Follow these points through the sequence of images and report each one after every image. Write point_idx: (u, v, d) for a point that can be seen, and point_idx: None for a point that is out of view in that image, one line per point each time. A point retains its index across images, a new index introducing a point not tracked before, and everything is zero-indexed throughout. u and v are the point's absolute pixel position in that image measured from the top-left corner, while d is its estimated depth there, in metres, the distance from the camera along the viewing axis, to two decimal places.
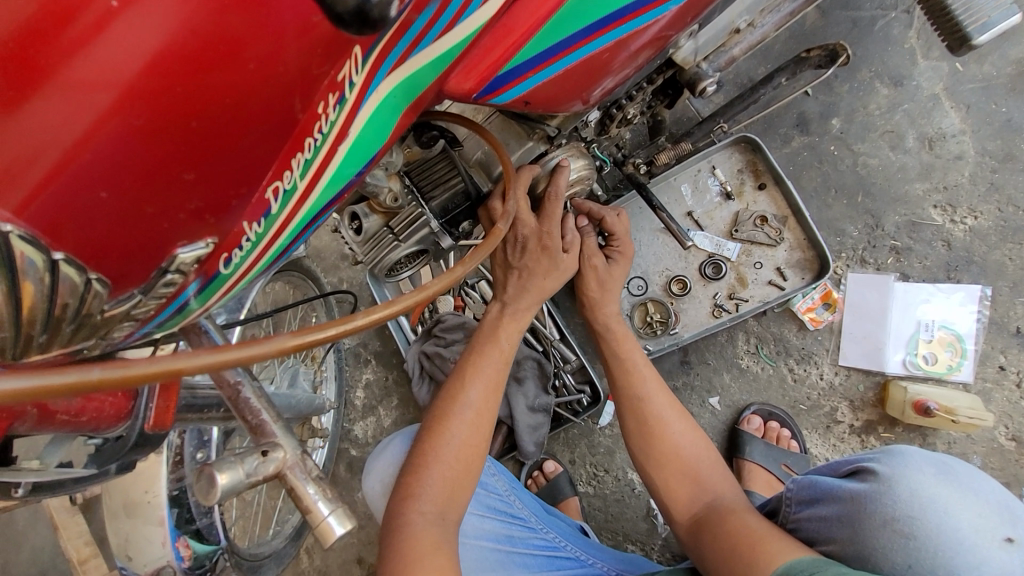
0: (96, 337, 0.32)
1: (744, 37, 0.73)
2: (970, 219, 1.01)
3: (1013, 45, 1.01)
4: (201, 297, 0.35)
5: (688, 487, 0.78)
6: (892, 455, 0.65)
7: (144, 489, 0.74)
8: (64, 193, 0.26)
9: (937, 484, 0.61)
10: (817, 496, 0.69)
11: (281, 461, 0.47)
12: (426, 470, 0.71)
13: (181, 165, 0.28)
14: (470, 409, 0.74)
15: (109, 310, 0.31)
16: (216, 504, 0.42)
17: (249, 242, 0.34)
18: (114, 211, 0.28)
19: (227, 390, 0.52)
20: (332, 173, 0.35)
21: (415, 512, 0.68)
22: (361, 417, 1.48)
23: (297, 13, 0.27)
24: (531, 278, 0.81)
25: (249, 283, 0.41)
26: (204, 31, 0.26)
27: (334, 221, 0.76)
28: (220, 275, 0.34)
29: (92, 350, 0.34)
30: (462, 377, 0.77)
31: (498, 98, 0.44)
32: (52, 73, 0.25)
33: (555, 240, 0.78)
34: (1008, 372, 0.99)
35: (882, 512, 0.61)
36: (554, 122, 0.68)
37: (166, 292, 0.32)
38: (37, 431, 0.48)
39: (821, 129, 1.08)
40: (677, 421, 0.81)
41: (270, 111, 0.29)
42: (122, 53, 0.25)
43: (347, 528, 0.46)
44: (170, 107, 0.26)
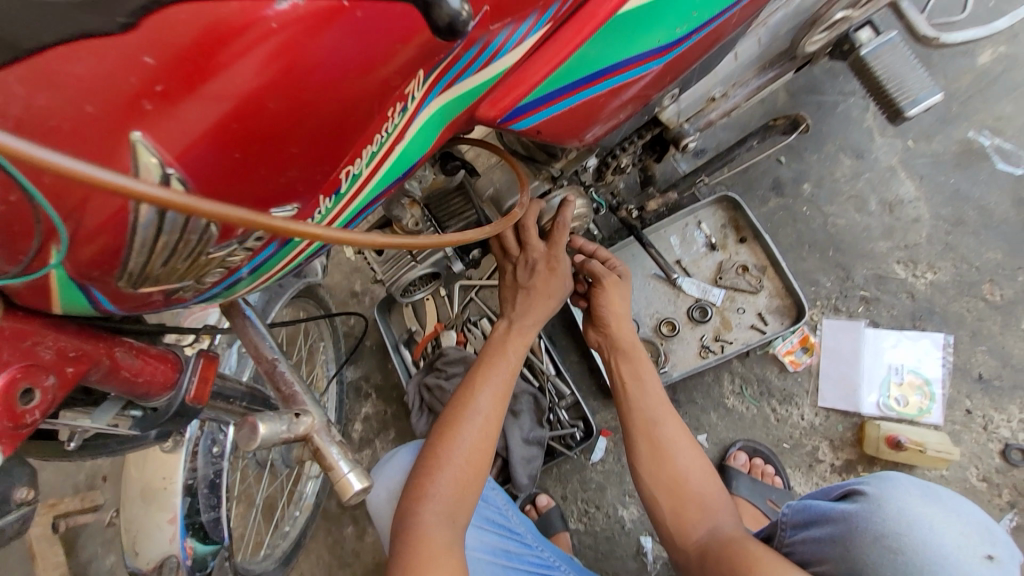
0: (199, 275, 0.41)
1: (719, 104, 0.86)
2: (930, 274, 1.11)
3: (956, 128, 1.14)
4: (275, 256, 0.45)
5: (695, 514, 0.82)
6: (881, 480, 0.72)
7: (161, 475, 0.77)
8: (209, 157, 0.34)
9: (924, 504, 0.67)
10: (810, 519, 0.75)
11: (309, 425, 0.55)
12: (439, 472, 0.76)
13: (293, 143, 0.37)
14: (480, 415, 0.80)
15: (217, 254, 0.39)
16: (257, 450, 0.50)
17: (321, 212, 0.43)
18: (240, 174, 0.36)
19: (265, 364, 0.60)
20: (385, 168, 0.46)
21: (427, 511, 0.74)
22: (357, 450, 1.51)
23: (397, 42, 0.36)
24: (535, 294, 0.90)
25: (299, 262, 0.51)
26: (336, 50, 0.34)
27: (359, 244, 0.89)
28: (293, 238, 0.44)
29: (190, 291, 0.43)
30: (473, 385, 0.83)
31: (518, 124, 0.53)
32: (218, 66, 0.32)
33: (561, 262, 0.88)
34: (974, 416, 1.04)
35: (874, 529, 0.67)
36: (558, 163, 0.81)
37: (255, 244, 0.41)
38: (101, 383, 0.53)
39: (794, 192, 1.22)
40: (685, 448, 0.85)
41: (363, 110, 0.38)
42: (275, 60, 0.33)
43: (364, 484, 0.54)
44: (296, 100, 0.35)
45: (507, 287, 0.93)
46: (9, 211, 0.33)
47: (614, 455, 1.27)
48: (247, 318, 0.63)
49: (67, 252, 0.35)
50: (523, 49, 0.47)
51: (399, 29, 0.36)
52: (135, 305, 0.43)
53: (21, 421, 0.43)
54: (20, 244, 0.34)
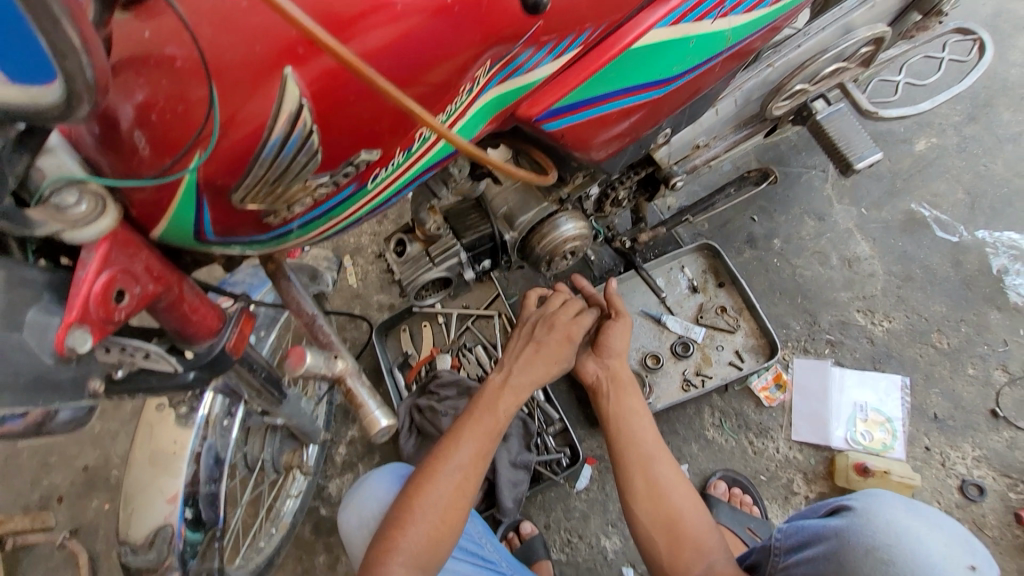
0: (290, 201, 0.50)
1: (703, 152, 1.01)
2: (886, 322, 1.24)
3: (902, 200, 1.33)
4: (349, 200, 0.55)
5: (689, 553, 0.79)
6: (869, 497, 0.70)
7: (172, 439, 0.80)
8: (334, 93, 0.45)
9: (912, 518, 0.65)
10: (804, 540, 0.71)
11: (345, 367, 0.61)
12: (409, 525, 0.82)
13: (392, 96, 0.48)
14: (459, 470, 0.86)
15: (313, 182, 0.49)
16: (301, 374, 0.57)
17: (393, 164, 0.54)
18: (350, 112, 0.47)
19: (306, 317, 0.66)
20: (445, 140, 0.57)
21: (396, 563, 0.79)
22: (338, 474, 1.50)
23: (478, 33, 0.50)
24: (540, 353, 1.00)
25: (356, 219, 0.61)
26: (438, 30, 0.47)
27: (382, 246, 0.99)
28: (366, 186, 0.54)
29: (275, 218, 0.52)
30: (456, 438, 0.89)
31: (550, 125, 0.64)
32: (357, 28, 0.44)
33: (577, 333, 1.01)
34: (932, 452, 1.13)
35: (864, 542, 0.64)
36: (567, 189, 0.95)
37: (342, 181, 0.51)
38: (162, 315, 0.59)
39: (766, 246, 1.37)
40: (680, 485, 0.84)
41: (444, 80, 0.50)
42: (397, 30, 0.45)
43: (389, 421, 0.59)
44: (403, 62, 0.47)
45: (519, 342, 1.03)
46: (172, 120, 0.42)
47: (599, 484, 1.30)
48: (288, 279, 0.69)
49: (205, 159, 0.44)
50: (559, 63, 0.60)
51: (481, 24, 0.49)
52: (226, 228, 0.51)
53: (111, 318, 0.47)
54: (166, 151, 0.43)
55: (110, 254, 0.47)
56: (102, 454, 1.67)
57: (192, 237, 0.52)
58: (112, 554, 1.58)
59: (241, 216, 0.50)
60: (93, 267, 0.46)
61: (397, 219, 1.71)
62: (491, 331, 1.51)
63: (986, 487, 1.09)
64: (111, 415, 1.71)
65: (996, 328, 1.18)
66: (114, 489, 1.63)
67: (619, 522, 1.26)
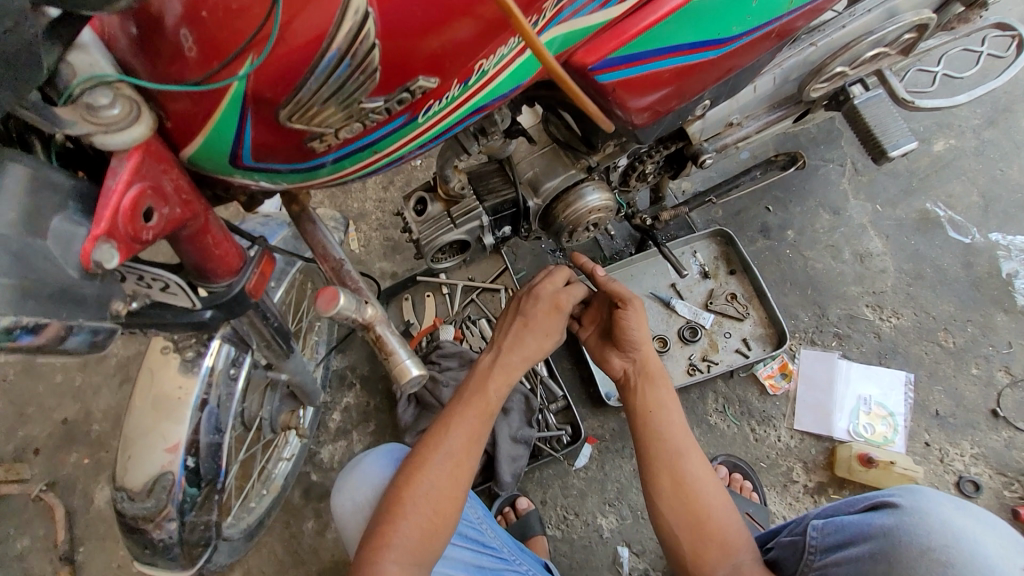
0: (340, 126, 0.46)
1: (735, 130, 0.99)
2: (894, 318, 1.25)
3: (917, 199, 1.33)
4: (397, 133, 0.51)
5: (716, 552, 0.79)
6: (916, 492, 0.71)
7: (176, 384, 0.76)
8: (402, 7, 0.43)
9: (962, 515, 0.67)
10: (847, 538, 0.73)
11: (374, 313, 0.58)
12: (401, 519, 0.80)
13: (458, 18, 0.46)
14: (449, 458, 0.85)
15: (370, 104, 0.45)
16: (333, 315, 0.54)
17: (447, 97, 0.51)
18: (415, 30, 0.44)
19: (333, 263, 0.63)
20: (499, 80, 0.54)
21: (389, 560, 0.78)
22: (331, 441, 1.47)
23: None
24: (526, 329, 0.98)
25: (393, 162, 0.57)
26: None
27: (401, 204, 0.96)
28: (418, 118, 0.51)
29: (321, 144, 0.48)
30: (445, 426, 0.88)
31: (603, 76, 0.61)
32: None
33: (567, 300, 0.99)
34: (932, 448, 1.14)
35: (920, 542, 0.66)
36: (596, 157, 0.92)
37: (395, 108, 0.47)
38: (183, 245, 0.55)
39: (779, 236, 1.37)
40: (710, 481, 0.84)
41: None
42: None
43: (420, 371, 0.56)
44: None
45: (506, 320, 1.00)
46: (225, 18, 0.39)
47: (597, 463, 1.29)
48: (315, 224, 0.67)
49: (257, 66, 0.41)
50: (620, 10, 0.59)
51: None
52: (264, 152, 0.48)
53: (139, 237, 0.44)
54: (219, 52, 0.40)
55: (142, 165, 0.43)
56: (83, 408, 1.61)
57: (226, 159, 0.48)
58: (90, 510, 1.53)
59: (284, 136, 0.46)
60: (124, 177, 0.42)
61: (403, 187, 1.66)
62: (497, 305, 1.48)
63: (982, 484, 1.11)
64: (94, 369, 1.65)
65: (1002, 330, 1.20)
66: (95, 444, 1.58)
67: (617, 501, 1.26)
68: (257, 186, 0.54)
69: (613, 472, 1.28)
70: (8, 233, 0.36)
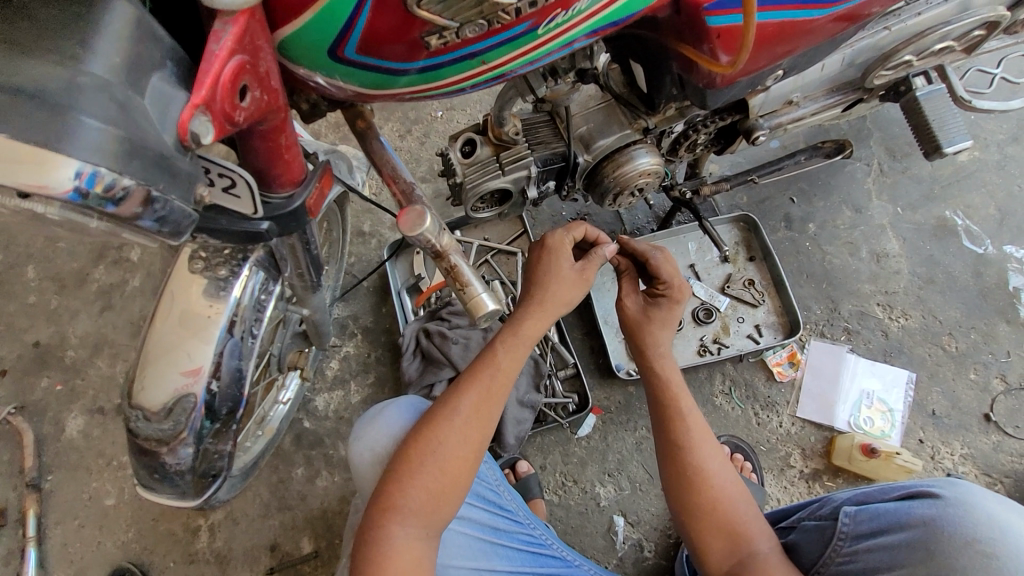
0: (465, 21, 0.43)
1: (792, 110, 0.97)
2: (902, 319, 1.28)
3: (937, 206, 1.35)
4: (512, 44, 0.48)
5: (723, 540, 0.83)
6: (954, 487, 0.82)
7: (207, 302, 0.71)
8: None
9: (996, 505, 0.77)
10: (883, 526, 0.83)
11: (450, 241, 0.54)
12: (409, 482, 0.76)
13: None
14: (459, 418, 0.78)
15: (506, 1, 0.42)
16: (420, 234, 0.51)
17: (573, 10, 0.48)
18: None
19: (403, 184, 0.59)
20: (620, 4, 0.51)
21: (399, 525, 0.74)
22: (327, 389, 1.43)
23: None
24: (539, 272, 0.87)
25: (490, 81, 0.54)
26: None
27: (446, 143, 0.91)
28: (538, 29, 0.48)
29: (438, 41, 0.45)
30: (459, 386, 0.81)
31: (715, 19, 0.61)
32: None
33: (557, 240, 0.89)
34: (925, 445, 1.18)
35: (963, 533, 0.75)
36: (654, 119, 0.90)
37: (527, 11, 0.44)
38: (250, 144, 0.50)
39: (801, 228, 1.37)
40: (730, 474, 0.85)
41: None
42: None
43: (496, 306, 0.54)
44: None
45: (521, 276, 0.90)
46: None
47: (600, 434, 1.29)
48: (381, 143, 0.62)
49: None
50: None
51: None
52: (372, 41, 0.44)
53: (231, 117, 0.39)
54: None
55: (246, 33, 0.38)
56: (58, 332, 1.51)
57: (329, 45, 0.44)
58: (59, 439, 1.44)
59: (404, 24, 0.43)
60: (228, 44, 0.37)
61: (422, 136, 1.59)
62: (511, 269, 1.41)
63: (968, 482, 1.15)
64: (74, 293, 1.55)
65: (1003, 340, 1.24)
66: (70, 371, 1.49)
67: (616, 472, 1.26)
68: (332, 87, 0.50)
69: (615, 444, 1.28)
70: (110, 79, 0.32)
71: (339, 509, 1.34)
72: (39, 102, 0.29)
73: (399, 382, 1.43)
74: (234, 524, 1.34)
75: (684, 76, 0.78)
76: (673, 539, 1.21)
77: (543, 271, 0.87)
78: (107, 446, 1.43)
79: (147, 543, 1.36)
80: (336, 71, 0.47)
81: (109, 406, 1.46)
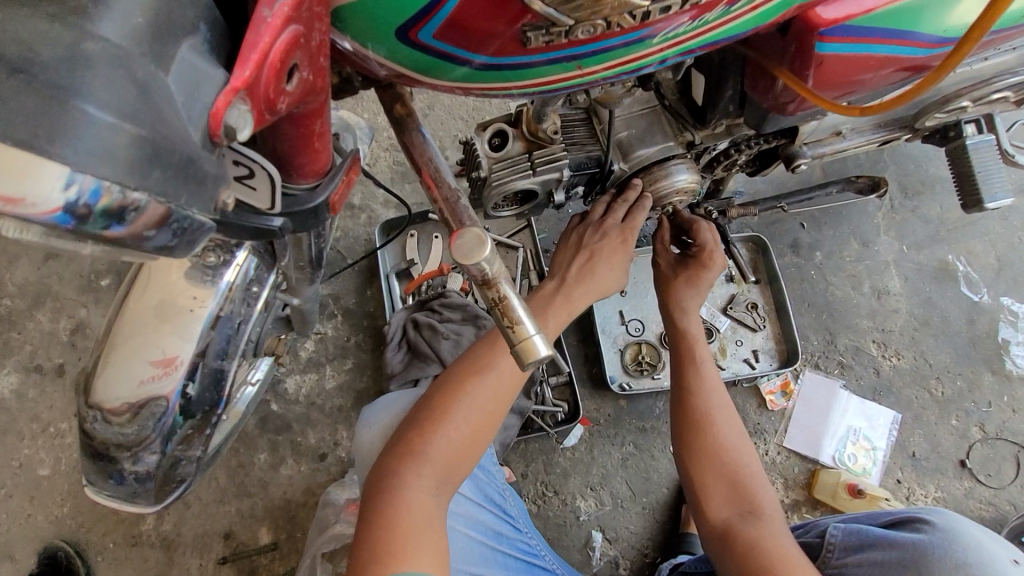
0: (580, 20, 0.38)
1: (836, 141, 0.93)
2: (894, 358, 1.28)
3: (941, 248, 1.35)
4: (616, 53, 0.43)
5: (725, 490, 0.79)
6: (942, 516, 0.80)
7: (190, 294, 0.61)
8: None
9: (982, 535, 0.76)
10: (868, 543, 0.80)
11: (500, 271, 0.46)
12: (433, 431, 0.67)
13: None
14: (496, 371, 0.71)
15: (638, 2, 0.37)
16: (480, 262, 0.43)
17: (699, 21, 0.43)
18: None
19: (446, 192, 0.50)
20: (724, 29, 0.46)
21: (414, 475, 0.65)
22: (300, 371, 1.33)
23: None
24: (600, 264, 0.90)
25: (565, 89, 0.48)
26: None
27: (474, 132, 0.81)
28: (649, 41, 0.42)
29: (542, 39, 0.39)
30: (495, 340, 0.73)
31: (820, 46, 0.55)
32: None
33: (634, 232, 0.89)
34: (902, 485, 1.20)
35: (953, 557, 0.72)
36: (701, 133, 0.82)
37: (656, 15, 0.39)
38: (278, 124, 0.40)
39: (807, 255, 1.35)
40: (732, 425, 0.83)
41: None
42: None
43: (548, 352, 0.45)
44: None
45: (569, 252, 0.92)
46: None
47: (587, 446, 1.25)
48: (422, 135, 0.53)
49: None
50: None
51: None
52: (455, 23, 0.37)
53: (274, 106, 0.30)
54: None
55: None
56: None
57: (404, 22, 0.36)
58: None
59: (511, 12, 0.36)
60: (283, 10, 0.28)
61: (426, 107, 1.46)
62: (510, 263, 1.32)
63: None
64: None
65: (986, 389, 1.26)
66: (5, 322, 1.32)
67: (598, 487, 1.23)
68: (382, 69, 0.42)
69: (601, 457, 1.25)
70: (125, 47, 0.26)
71: (303, 502, 1.26)
72: (24, 77, 0.23)
73: (379, 371, 1.34)
74: (185, 508, 1.24)
75: (748, 93, 0.71)
76: (649, 558, 1.19)
77: (606, 266, 0.90)
78: (43, 411, 1.29)
79: (84, 521, 1.24)
80: (402, 54, 0.39)
81: (48, 366, 1.31)
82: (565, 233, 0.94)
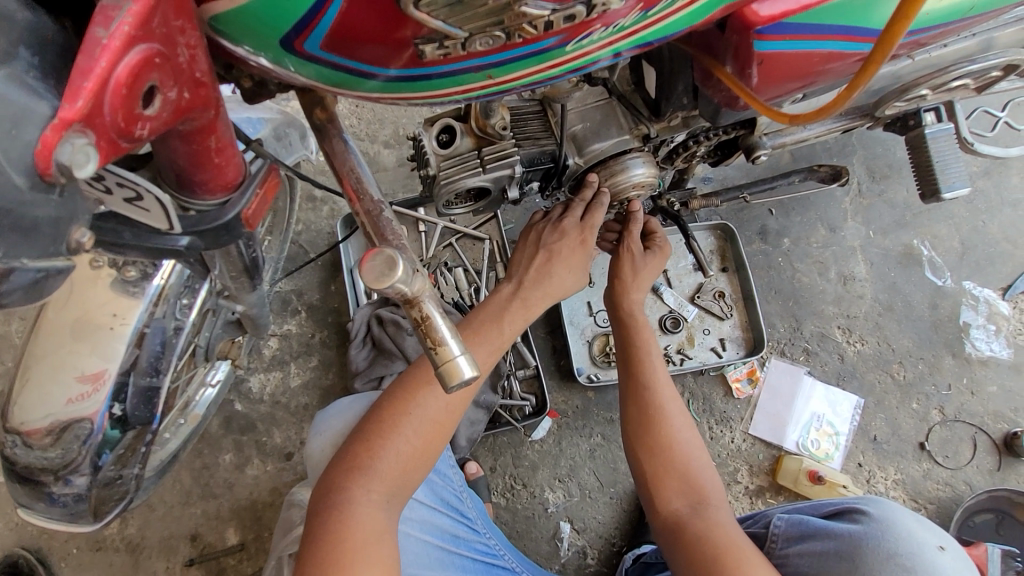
0: (476, 31, 0.35)
1: (796, 130, 0.91)
2: (858, 344, 1.29)
3: (906, 233, 1.36)
4: (528, 61, 0.40)
5: (675, 481, 0.79)
6: (879, 505, 0.80)
7: (111, 311, 0.58)
8: None
9: (916, 523, 0.76)
10: (808, 533, 0.81)
11: (422, 287, 0.44)
12: (380, 445, 0.66)
13: None
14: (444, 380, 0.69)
15: (537, 12, 0.34)
16: (393, 284, 0.41)
17: (614, 27, 0.40)
18: None
19: (367, 203, 0.48)
20: (648, 32, 0.43)
21: (361, 489, 0.64)
22: (264, 370, 1.30)
23: None
24: (557, 265, 0.87)
25: (485, 96, 0.45)
26: None
27: (422, 128, 0.78)
28: (564, 47, 0.40)
29: (437, 51, 0.36)
30: None
31: (759, 44, 0.53)
32: None
33: (593, 236, 0.88)
34: (862, 469, 1.23)
35: (886, 547, 0.73)
36: (656, 126, 0.79)
37: (562, 25, 0.37)
38: (165, 140, 0.37)
39: (775, 242, 1.35)
40: (682, 418, 0.82)
41: None
42: None
43: (474, 373, 0.43)
44: None
45: (526, 249, 0.89)
46: None
47: (555, 438, 1.25)
48: (344, 142, 0.50)
49: None
50: None
51: None
52: (345, 35, 0.34)
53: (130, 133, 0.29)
54: None
55: (153, 15, 0.27)
56: None
57: (284, 35, 0.33)
58: None
59: (401, 23, 0.34)
60: (122, 31, 0.26)
61: None
62: (476, 255, 1.30)
63: None
64: None
65: (946, 372, 1.28)
66: None
67: (567, 478, 1.23)
68: (278, 77, 0.39)
69: (569, 449, 1.25)
70: None
71: (270, 501, 1.24)
72: None
73: (344, 368, 1.31)
74: (149, 511, 1.22)
75: (699, 87, 0.69)
76: (617, 547, 1.20)
77: (563, 268, 0.87)
78: None
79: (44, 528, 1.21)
80: (293, 66, 0.36)
81: None
82: (522, 231, 0.91)
